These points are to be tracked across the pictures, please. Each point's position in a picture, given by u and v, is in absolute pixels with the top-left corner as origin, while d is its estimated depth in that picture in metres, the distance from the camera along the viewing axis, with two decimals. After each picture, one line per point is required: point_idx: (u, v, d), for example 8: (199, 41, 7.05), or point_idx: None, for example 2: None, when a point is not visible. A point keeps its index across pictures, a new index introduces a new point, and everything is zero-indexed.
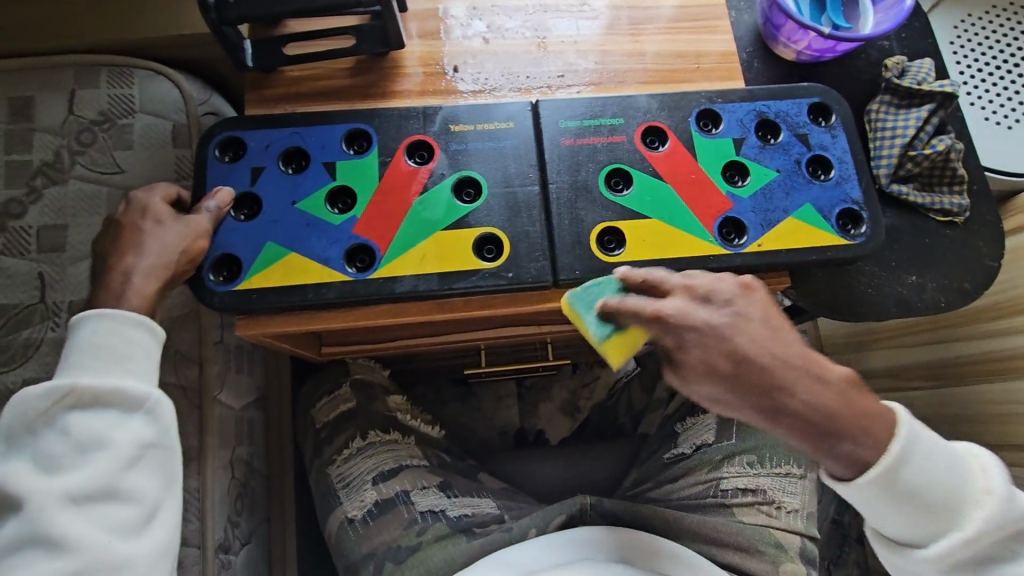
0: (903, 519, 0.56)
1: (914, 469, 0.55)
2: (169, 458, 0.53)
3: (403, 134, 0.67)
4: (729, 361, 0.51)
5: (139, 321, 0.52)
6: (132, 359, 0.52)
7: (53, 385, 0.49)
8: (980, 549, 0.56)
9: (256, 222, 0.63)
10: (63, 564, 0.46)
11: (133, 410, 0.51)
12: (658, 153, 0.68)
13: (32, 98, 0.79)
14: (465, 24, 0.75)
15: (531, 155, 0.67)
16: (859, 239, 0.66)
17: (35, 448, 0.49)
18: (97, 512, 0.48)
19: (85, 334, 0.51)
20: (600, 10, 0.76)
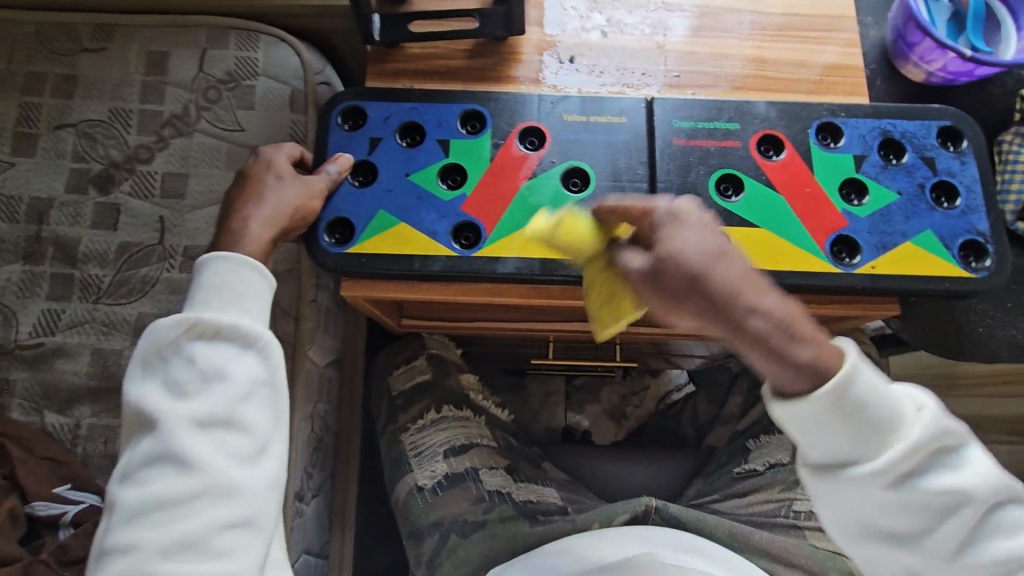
0: (846, 435, 0.50)
1: (863, 384, 0.50)
2: (280, 394, 0.55)
3: (517, 119, 0.68)
4: (662, 267, 0.45)
5: (252, 265, 0.54)
6: (248, 302, 0.53)
7: (182, 318, 0.52)
8: (908, 468, 0.51)
9: (370, 190, 0.65)
10: (190, 480, 0.49)
11: (250, 346, 0.53)
12: (774, 163, 0.66)
13: (168, 54, 0.84)
14: (584, 16, 0.74)
15: (642, 152, 0.67)
16: (981, 273, 0.63)
17: (164, 374, 0.51)
18: (218, 437, 0.51)
19: (209, 274, 0.53)
20: (723, 13, 0.75)
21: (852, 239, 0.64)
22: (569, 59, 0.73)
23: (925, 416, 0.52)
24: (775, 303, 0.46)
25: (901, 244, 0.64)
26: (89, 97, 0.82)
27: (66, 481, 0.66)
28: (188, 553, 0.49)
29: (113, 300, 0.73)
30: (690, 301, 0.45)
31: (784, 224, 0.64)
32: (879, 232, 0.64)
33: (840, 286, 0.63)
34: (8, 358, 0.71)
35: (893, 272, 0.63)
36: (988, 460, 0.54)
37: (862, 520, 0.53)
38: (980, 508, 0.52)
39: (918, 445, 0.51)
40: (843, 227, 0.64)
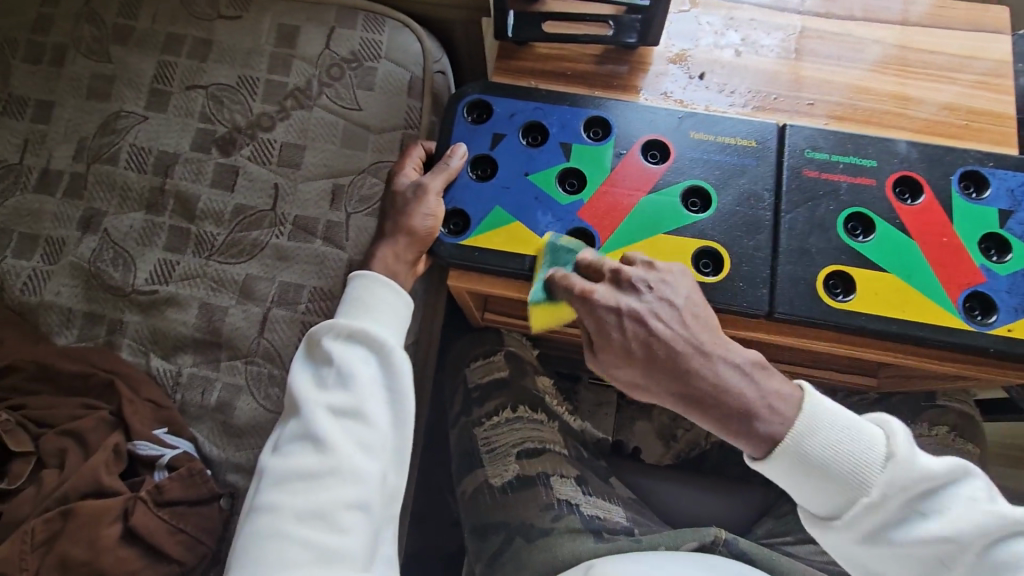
0: (820, 488, 0.51)
1: (817, 443, 0.51)
2: (405, 393, 0.57)
3: (641, 130, 0.67)
4: (663, 338, 0.52)
5: (382, 279, 0.60)
6: (380, 312, 0.59)
7: (328, 324, 0.58)
8: (888, 517, 0.51)
9: (489, 185, 0.65)
10: (324, 459, 0.54)
11: (379, 348, 0.58)
12: (910, 207, 0.63)
13: (298, 28, 0.87)
14: (719, 33, 0.73)
15: (770, 179, 0.65)
16: None
17: (313, 368, 0.58)
18: (350, 426, 0.55)
19: (351, 289, 0.60)
20: (867, 43, 0.72)
21: (988, 297, 0.61)
22: (699, 75, 0.72)
23: (892, 460, 0.50)
24: (740, 385, 0.52)
25: None
26: (221, 62, 0.86)
27: (164, 425, 0.69)
28: (319, 525, 0.52)
29: (224, 259, 0.76)
30: (663, 386, 0.52)
31: (915, 271, 0.61)
32: (1020, 294, 0.61)
33: (967, 345, 0.59)
34: (124, 301, 0.75)
35: None
36: (979, 495, 0.51)
37: (861, 564, 0.53)
38: (974, 547, 0.50)
39: (897, 489, 0.50)
40: (980, 283, 0.61)
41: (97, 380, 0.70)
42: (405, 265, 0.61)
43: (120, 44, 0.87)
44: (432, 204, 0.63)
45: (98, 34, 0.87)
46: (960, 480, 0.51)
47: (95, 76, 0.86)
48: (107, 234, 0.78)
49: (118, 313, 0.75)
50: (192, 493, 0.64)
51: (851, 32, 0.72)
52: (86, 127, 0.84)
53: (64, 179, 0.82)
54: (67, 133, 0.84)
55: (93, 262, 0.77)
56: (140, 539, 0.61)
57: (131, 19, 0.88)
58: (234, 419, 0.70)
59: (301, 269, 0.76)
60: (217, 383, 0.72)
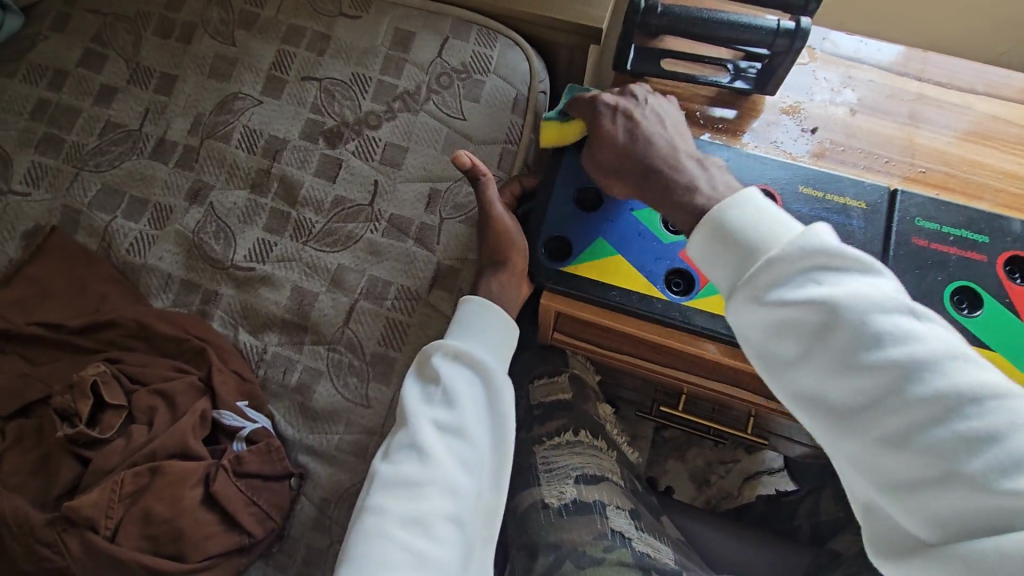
0: (792, 283, 0.48)
1: (746, 218, 0.51)
2: (505, 419, 0.61)
3: (749, 179, 0.68)
4: (631, 138, 0.62)
5: (495, 309, 0.65)
6: (487, 338, 0.64)
7: (439, 343, 0.63)
8: (778, 282, 0.48)
9: (594, 216, 0.67)
10: (427, 469, 0.56)
11: (485, 373, 0.62)
12: (1020, 287, 0.64)
13: (413, 35, 0.90)
14: (836, 91, 0.73)
15: (878, 243, 0.66)
16: None
17: (422, 383, 0.62)
18: (451, 441, 0.58)
19: (463, 313, 0.66)
20: (987, 118, 0.72)
21: None
22: (813, 130, 0.72)
23: (841, 253, 0.47)
24: (693, 169, 0.59)
25: None
26: (336, 58, 0.89)
27: (245, 398, 0.71)
28: (416, 531, 0.54)
29: (319, 247, 0.79)
30: (625, 172, 0.62)
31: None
32: None
33: None
34: (221, 274, 0.78)
35: None
36: (880, 287, 0.46)
37: (784, 373, 0.48)
38: (855, 330, 0.45)
39: (864, 293, 0.46)
40: None
41: (189, 347, 0.73)
42: (509, 289, 0.67)
43: (245, 30, 0.91)
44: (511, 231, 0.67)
45: (226, 18, 0.92)
46: (866, 274, 0.47)
47: (218, 57, 0.90)
48: (212, 208, 0.82)
49: (213, 285, 0.78)
50: (267, 468, 0.67)
51: (971, 105, 0.72)
52: (204, 104, 0.88)
53: (178, 151, 0.86)
54: (185, 108, 0.88)
55: (196, 234, 0.81)
56: (217, 506, 0.64)
57: (258, 8, 0.92)
58: (312, 402, 0.73)
59: (390, 266, 0.78)
60: (299, 365, 0.74)
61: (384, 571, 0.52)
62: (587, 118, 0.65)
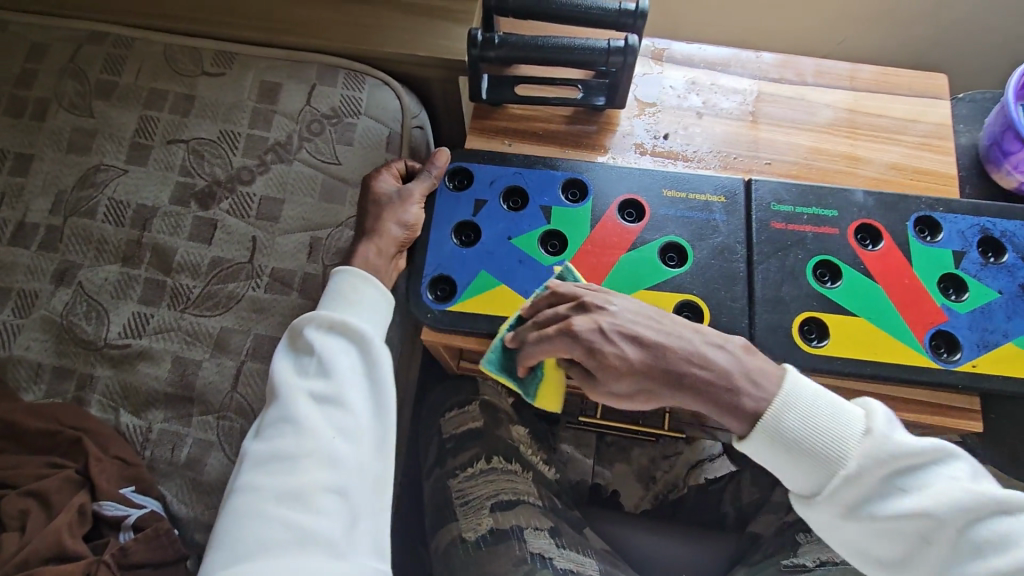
0: (873, 490, 0.54)
1: (799, 423, 0.56)
2: (383, 382, 0.61)
3: (617, 191, 0.70)
4: (647, 356, 0.57)
5: (366, 275, 0.64)
6: (361, 306, 0.63)
7: (312, 314, 0.62)
8: (868, 490, 0.54)
9: (474, 250, 0.68)
10: (302, 440, 0.57)
11: (361, 340, 0.61)
12: (872, 253, 0.67)
13: (280, 85, 0.89)
14: (682, 97, 0.78)
15: (741, 235, 0.68)
16: None
17: (295, 357, 0.62)
18: (327, 411, 0.58)
19: (336, 283, 0.64)
20: (819, 107, 0.77)
21: (952, 335, 0.64)
22: (663, 135, 0.76)
23: (900, 445, 0.53)
24: (728, 365, 0.58)
25: (1003, 343, 0.64)
26: (203, 117, 0.88)
27: (131, 483, 0.68)
28: (295, 505, 0.55)
29: (198, 312, 0.77)
30: (664, 389, 0.57)
31: (881, 312, 0.65)
32: (979, 330, 0.65)
33: (940, 383, 0.63)
34: (95, 355, 0.75)
35: (996, 372, 0.63)
36: (961, 476, 0.53)
37: (877, 562, 0.55)
38: (955, 529, 0.52)
39: (938, 492, 0.52)
40: (943, 322, 0.65)
41: (62, 438, 0.69)
42: (385, 258, 0.66)
43: (103, 99, 0.88)
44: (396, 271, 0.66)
45: (82, 90, 0.89)
46: (943, 461, 0.54)
47: (76, 131, 0.87)
48: (81, 287, 0.78)
49: (88, 368, 0.75)
50: (158, 554, 0.64)
51: (804, 97, 0.78)
52: (65, 180, 0.84)
53: (40, 233, 0.82)
54: (45, 187, 0.84)
55: (65, 317, 0.77)
56: None
57: (115, 76, 0.89)
58: (205, 475, 0.71)
59: (276, 322, 0.76)
60: (189, 439, 0.72)
61: (263, 546, 0.53)
62: (583, 354, 0.57)
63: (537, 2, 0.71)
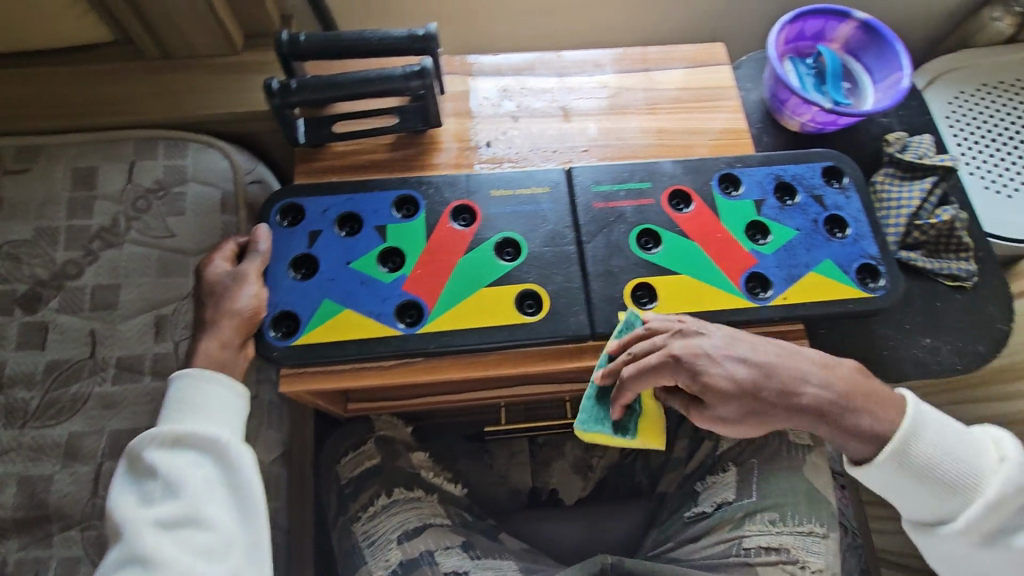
0: (928, 493, 0.61)
1: (924, 446, 0.61)
2: (243, 484, 0.60)
3: (449, 198, 0.72)
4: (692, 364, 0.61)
5: (208, 375, 0.61)
6: (207, 409, 0.61)
7: (150, 433, 0.59)
8: (1001, 520, 0.60)
9: (314, 281, 0.67)
10: (157, 571, 0.55)
11: (211, 446, 0.60)
12: (684, 215, 0.72)
13: (96, 169, 0.85)
14: (495, 104, 0.82)
15: (567, 217, 0.72)
16: (879, 292, 0.69)
17: (136, 483, 0.59)
18: (182, 533, 0.57)
19: (175, 390, 0.61)
20: (620, 91, 0.83)
21: (763, 275, 0.69)
22: (485, 144, 0.79)
23: (1007, 463, 0.61)
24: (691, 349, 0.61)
25: (806, 274, 0.70)
26: (13, 218, 0.82)
27: None
28: None
29: (42, 423, 0.72)
30: (782, 418, 0.62)
31: (700, 267, 0.70)
32: (786, 266, 0.70)
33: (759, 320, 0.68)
34: None
35: (803, 300, 0.68)
36: (995, 466, 0.61)
37: (987, 572, 0.63)
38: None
39: (1013, 491, 0.60)
40: (754, 265, 0.70)
41: None
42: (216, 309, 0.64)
43: None
44: (231, 333, 0.63)
45: None
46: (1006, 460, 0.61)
47: None
48: None
49: None
50: None
51: (604, 84, 0.83)
52: None
53: None
54: None
55: None
56: None
57: None
58: None
59: (131, 413, 0.73)
60: (53, 560, 0.68)
61: None
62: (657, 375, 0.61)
63: (326, 38, 0.72)
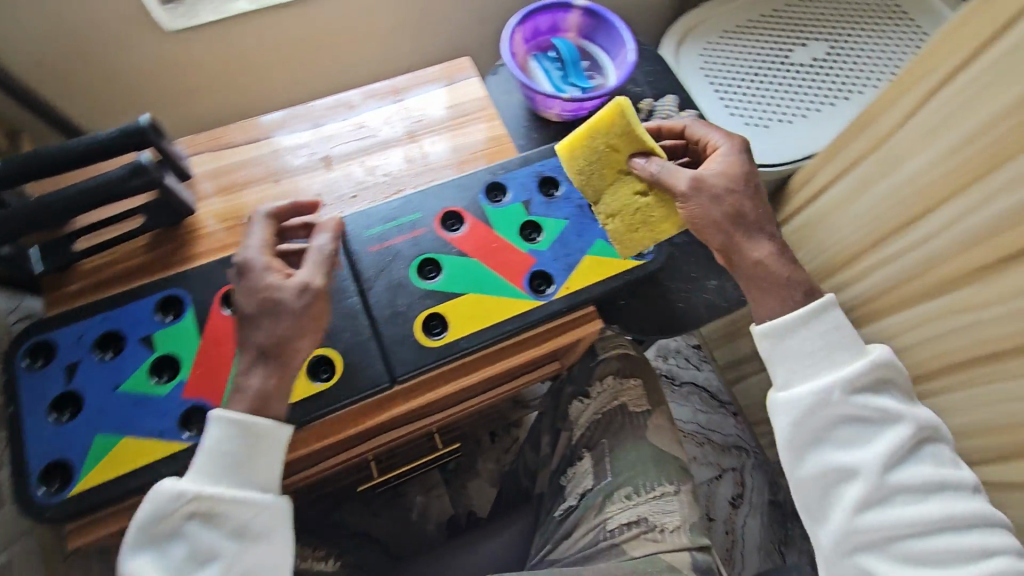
0: (817, 361, 0.65)
1: (829, 321, 0.65)
2: (279, 552, 0.59)
3: (216, 285, 0.69)
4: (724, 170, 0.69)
5: (253, 427, 0.58)
6: (257, 460, 0.58)
7: (184, 488, 0.56)
8: (874, 406, 0.63)
9: (81, 418, 0.62)
10: None
11: (253, 503, 0.58)
12: (460, 235, 0.74)
13: None
14: (252, 171, 0.78)
15: (344, 270, 0.71)
16: (650, 256, 0.74)
17: (146, 549, 0.56)
18: None
19: (214, 437, 0.58)
20: (377, 128, 0.82)
21: (544, 271, 0.72)
22: (250, 216, 0.76)
23: (896, 376, 0.65)
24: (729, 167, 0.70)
25: (582, 259, 0.73)
26: None
27: None
28: None
29: None
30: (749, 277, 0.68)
31: (484, 281, 0.71)
32: (562, 257, 0.73)
33: (548, 315, 0.70)
34: None
35: (584, 285, 0.72)
36: (894, 377, 0.65)
37: (834, 454, 0.63)
38: (899, 427, 0.63)
39: (889, 392, 0.65)
40: (533, 263, 0.72)
41: None
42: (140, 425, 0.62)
43: None
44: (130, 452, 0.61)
45: None
46: (897, 380, 0.65)
47: None
48: None
49: None
50: None
51: (361, 124, 0.82)
52: None
53: None
54: None
55: None
56: None
57: None
58: None
59: None
60: None
61: None
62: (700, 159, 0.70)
63: (31, 159, 0.65)
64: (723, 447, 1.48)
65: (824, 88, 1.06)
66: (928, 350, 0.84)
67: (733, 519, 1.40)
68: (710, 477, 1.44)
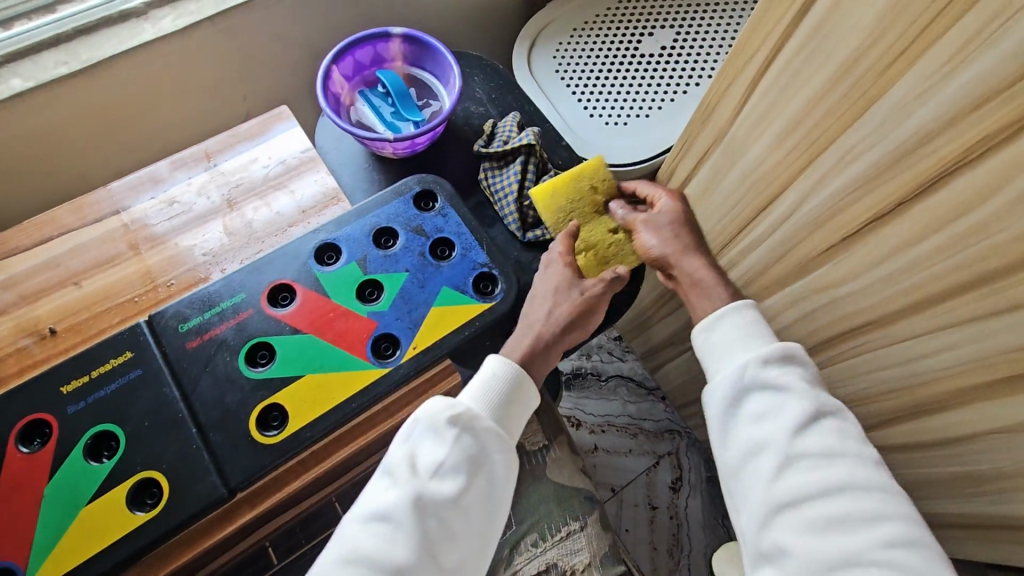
0: (735, 347, 0.66)
1: (741, 320, 0.66)
2: (490, 495, 0.61)
3: (10, 422, 0.61)
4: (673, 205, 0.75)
5: (523, 378, 0.66)
6: (512, 406, 0.65)
7: (455, 404, 0.62)
8: (783, 383, 0.62)
9: None
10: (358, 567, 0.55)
11: (499, 440, 0.62)
12: (291, 310, 0.67)
13: None
14: (45, 276, 0.69)
15: (161, 375, 0.63)
16: (500, 295, 0.70)
17: (413, 451, 0.60)
18: (433, 523, 0.58)
19: (488, 376, 0.65)
20: (191, 201, 0.75)
21: (388, 333, 0.67)
22: (50, 329, 0.67)
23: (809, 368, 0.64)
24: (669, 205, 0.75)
25: (428, 312, 0.69)
26: None
27: None
28: None
29: None
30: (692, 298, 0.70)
31: (323, 358, 0.65)
32: (406, 314, 0.68)
33: (396, 383, 0.65)
34: None
35: (432, 340, 0.67)
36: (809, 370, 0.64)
37: (749, 432, 0.62)
38: (813, 405, 0.61)
39: (807, 378, 0.63)
40: (375, 327, 0.67)
41: None
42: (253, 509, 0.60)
43: None
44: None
45: None
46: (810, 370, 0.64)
47: None
48: None
49: None
50: None
51: (172, 200, 0.74)
52: None
53: None
54: None
55: None
56: None
57: None
58: None
59: None
60: None
61: None
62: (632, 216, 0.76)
63: None
64: (656, 433, 1.33)
65: (675, 74, 1.04)
66: (802, 326, 0.80)
67: (676, 504, 1.27)
68: (646, 466, 1.30)
